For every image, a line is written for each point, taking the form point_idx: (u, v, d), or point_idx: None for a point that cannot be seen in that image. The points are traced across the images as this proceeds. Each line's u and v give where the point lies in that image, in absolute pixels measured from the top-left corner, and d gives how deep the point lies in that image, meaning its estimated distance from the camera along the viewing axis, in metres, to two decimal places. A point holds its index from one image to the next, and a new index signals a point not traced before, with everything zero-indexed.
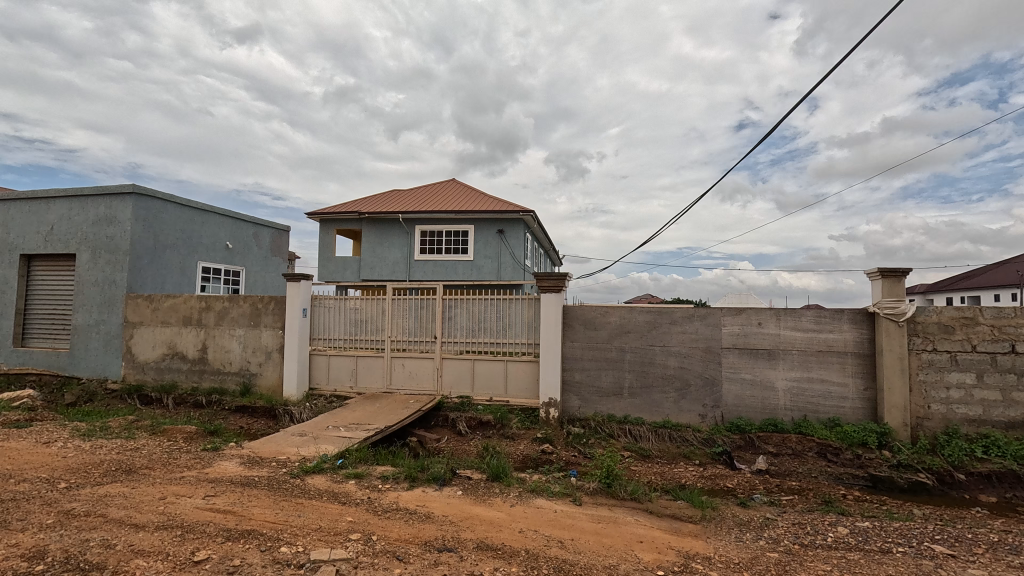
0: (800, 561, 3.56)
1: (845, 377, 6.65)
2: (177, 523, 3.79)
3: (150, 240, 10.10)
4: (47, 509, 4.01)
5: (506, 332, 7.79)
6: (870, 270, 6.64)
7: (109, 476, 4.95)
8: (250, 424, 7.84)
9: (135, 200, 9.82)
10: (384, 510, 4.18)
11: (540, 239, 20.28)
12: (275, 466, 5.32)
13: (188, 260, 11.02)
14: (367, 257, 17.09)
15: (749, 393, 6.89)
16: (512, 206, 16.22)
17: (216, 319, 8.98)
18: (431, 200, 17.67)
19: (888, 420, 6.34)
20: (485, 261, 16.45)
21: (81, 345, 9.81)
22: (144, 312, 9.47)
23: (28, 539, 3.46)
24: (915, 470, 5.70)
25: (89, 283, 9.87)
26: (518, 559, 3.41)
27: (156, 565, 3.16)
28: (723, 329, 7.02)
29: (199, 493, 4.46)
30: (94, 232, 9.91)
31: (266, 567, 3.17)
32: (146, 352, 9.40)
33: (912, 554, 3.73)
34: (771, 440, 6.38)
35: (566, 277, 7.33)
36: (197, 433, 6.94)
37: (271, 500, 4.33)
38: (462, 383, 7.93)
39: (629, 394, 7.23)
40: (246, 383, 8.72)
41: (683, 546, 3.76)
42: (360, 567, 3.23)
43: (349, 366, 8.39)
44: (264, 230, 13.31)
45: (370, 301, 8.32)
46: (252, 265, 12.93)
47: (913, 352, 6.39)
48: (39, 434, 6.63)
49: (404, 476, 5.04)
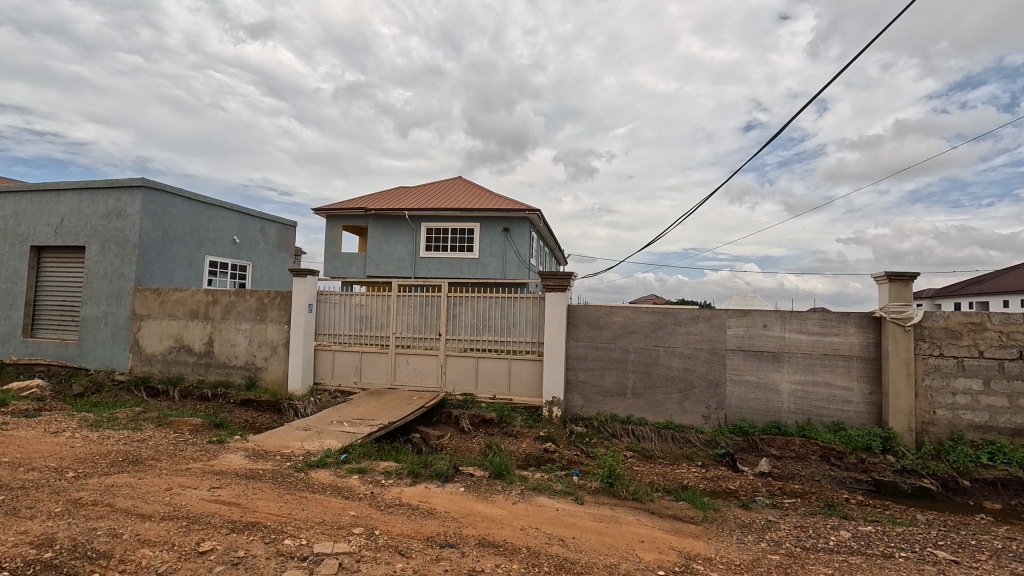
0: (800, 562, 3.58)
1: (850, 381, 6.62)
2: (183, 514, 3.83)
3: (158, 233, 10.17)
4: (56, 497, 4.08)
5: (510, 330, 7.82)
6: (877, 275, 6.61)
7: (116, 466, 5.01)
8: (255, 417, 7.88)
9: (145, 192, 9.89)
10: (387, 506, 4.21)
11: (544, 238, 20.23)
12: (280, 459, 5.37)
13: (196, 254, 11.12)
14: (373, 254, 17.13)
15: (753, 395, 6.88)
16: (517, 205, 16.24)
17: (223, 312, 9.05)
18: (437, 197, 17.68)
19: (893, 424, 6.31)
20: (490, 260, 16.48)
21: (89, 337, 9.91)
22: (151, 305, 9.56)
23: (38, 527, 3.51)
24: (919, 476, 5.66)
25: (98, 275, 9.95)
26: (518, 556, 3.43)
27: (162, 555, 3.19)
28: (727, 331, 7.01)
29: (204, 485, 4.51)
30: (103, 225, 10.00)
31: (269, 558, 3.21)
32: (153, 344, 9.49)
33: (914, 559, 3.71)
34: (774, 442, 6.38)
35: (571, 277, 7.32)
36: (203, 426, 7.01)
37: (276, 493, 4.38)
38: (466, 380, 7.97)
39: (633, 394, 7.23)
40: (252, 376, 8.80)
41: (683, 546, 3.77)
42: (363, 561, 3.25)
43: (353, 363, 8.44)
44: (271, 225, 13.36)
45: (377, 297, 8.36)
46: (259, 260, 13.00)
47: (919, 356, 6.35)
48: (47, 424, 6.69)
49: (407, 472, 5.08)
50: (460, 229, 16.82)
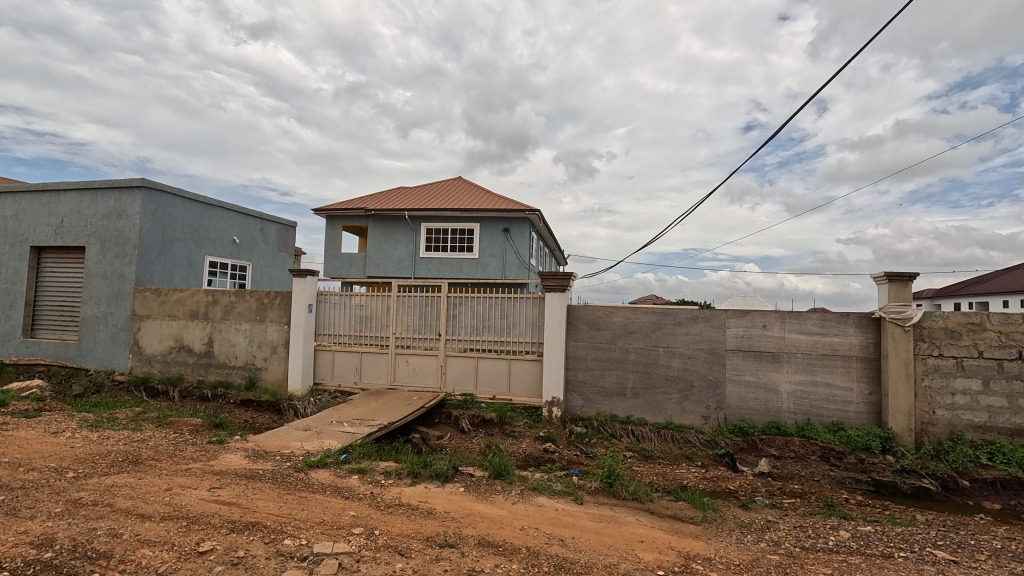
0: (800, 562, 3.58)
1: (850, 381, 6.63)
2: (182, 514, 3.83)
3: (158, 234, 10.18)
4: (56, 497, 4.08)
5: (509, 330, 7.83)
6: (876, 274, 6.61)
7: (116, 466, 5.01)
8: (255, 418, 7.88)
9: (145, 192, 9.89)
10: (387, 506, 4.21)
11: (543, 239, 20.19)
12: (280, 459, 5.38)
13: (196, 254, 11.12)
14: (373, 254, 17.13)
15: (753, 395, 6.88)
16: (517, 206, 16.25)
17: (223, 312, 9.05)
18: (437, 198, 17.69)
19: (892, 425, 6.32)
20: (490, 260, 16.49)
21: (89, 337, 9.92)
22: (151, 305, 9.57)
23: (38, 527, 3.52)
24: (919, 476, 5.67)
25: (98, 275, 9.96)
26: (518, 556, 3.44)
27: (162, 555, 3.20)
28: (727, 331, 7.01)
29: (204, 485, 4.51)
30: (103, 225, 10.01)
31: (269, 558, 3.21)
32: (153, 345, 9.50)
33: (914, 559, 3.72)
34: (774, 442, 6.38)
35: (571, 277, 7.33)
36: (203, 426, 7.02)
37: (276, 493, 4.38)
38: (466, 381, 7.97)
39: (633, 394, 7.24)
40: (252, 376, 8.80)
41: (683, 547, 3.77)
42: (363, 561, 3.26)
43: (353, 363, 8.44)
44: (271, 225, 13.37)
45: (376, 297, 8.37)
46: (259, 260, 13.00)
47: (919, 357, 6.35)
48: (47, 424, 6.69)
49: (406, 472, 5.08)
50: (460, 229, 16.83)
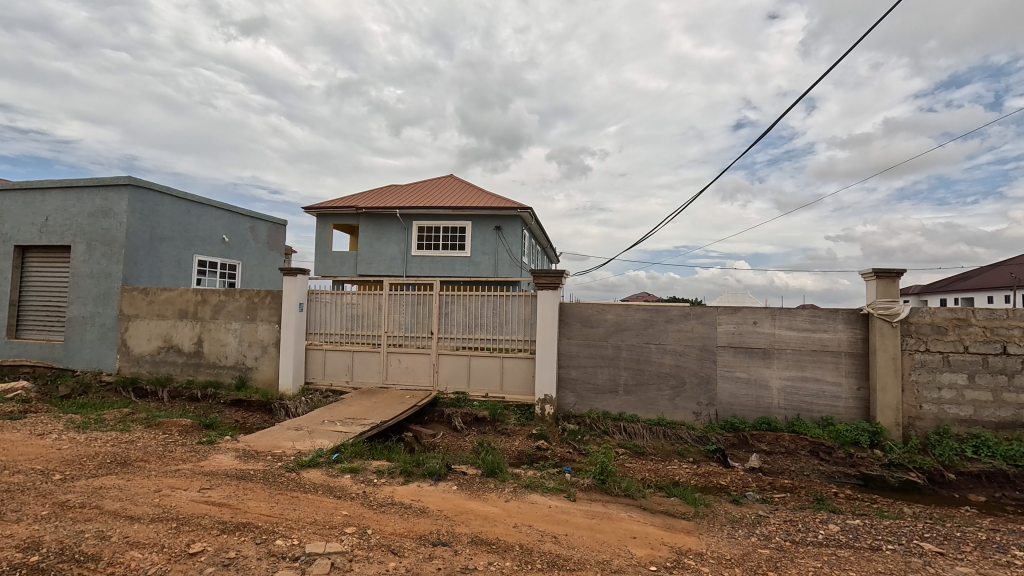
0: (790, 556, 3.62)
1: (839, 377, 6.70)
2: (172, 516, 3.79)
3: (145, 232, 10.05)
4: (42, 500, 4.01)
5: (502, 328, 7.82)
6: (865, 271, 6.67)
7: (104, 468, 4.95)
8: (246, 417, 7.82)
9: (132, 191, 9.76)
10: (380, 505, 4.20)
11: (535, 238, 20.24)
12: (270, 459, 5.34)
13: (184, 254, 10.99)
14: (364, 253, 17.03)
15: (744, 391, 6.94)
16: (509, 204, 16.23)
17: (213, 312, 8.96)
18: (428, 195, 17.60)
19: (880, 419, 6.39)
20: (483, 258, 16.46)
21: (76, 337, 9.78)
22: (139, 305, 9.45)
23: (24, 530, 3.47)
24: (906, 470, 5.76)
25: (85, 275, 9.81)
26: (511, 553, 3.44)
27: (151, 556, 3.16)
28: (718, 328, 7.06)
29: (194, 486, 4.47)
30: (89, 224, 9.86)
31: (261, 559, 3.19)
32: (141, 345, 9.39)
33: (901, 551, 3.78)
34: (765, 438, 6.44)
35: (563, 275, 7.34)
36: (193, 426, 6.96)
37: (267, 493, 4.34)
38: (458, 379, 7.96)
39: (625, 391, 7.27)
40: (242, 375, 8.72)
41: (675, 542, 3.80)
42: (355, 560, 3.24)
43: (344, 362, 8.39)
44: (261, 224, 13.24)
45: (368, 296, 8.32)
46: (249, 259, 12.89)
47: (906, 352, 6.43)
48: (33, 425, 6.63)
49: (399, 471, 5.06)
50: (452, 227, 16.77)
